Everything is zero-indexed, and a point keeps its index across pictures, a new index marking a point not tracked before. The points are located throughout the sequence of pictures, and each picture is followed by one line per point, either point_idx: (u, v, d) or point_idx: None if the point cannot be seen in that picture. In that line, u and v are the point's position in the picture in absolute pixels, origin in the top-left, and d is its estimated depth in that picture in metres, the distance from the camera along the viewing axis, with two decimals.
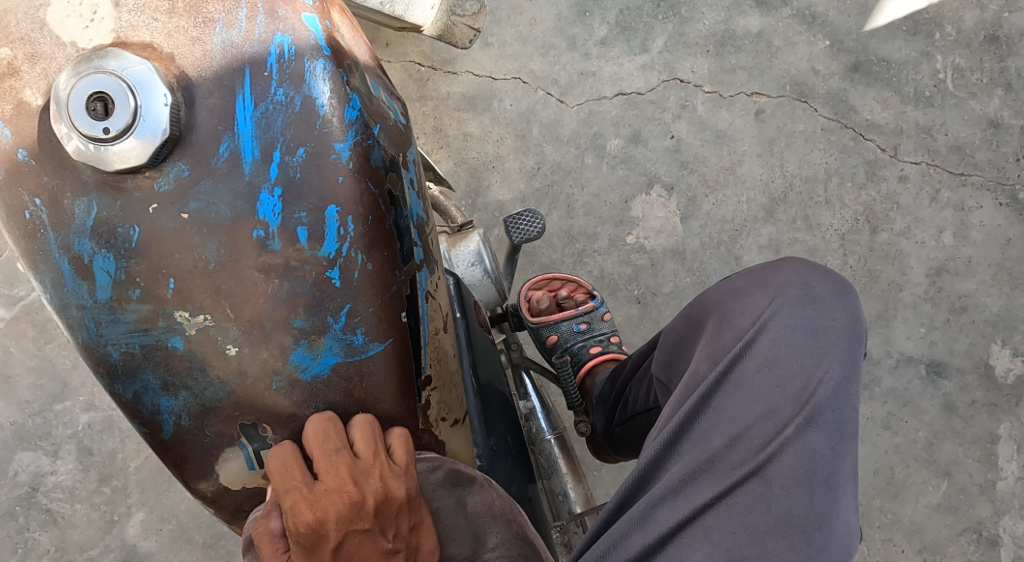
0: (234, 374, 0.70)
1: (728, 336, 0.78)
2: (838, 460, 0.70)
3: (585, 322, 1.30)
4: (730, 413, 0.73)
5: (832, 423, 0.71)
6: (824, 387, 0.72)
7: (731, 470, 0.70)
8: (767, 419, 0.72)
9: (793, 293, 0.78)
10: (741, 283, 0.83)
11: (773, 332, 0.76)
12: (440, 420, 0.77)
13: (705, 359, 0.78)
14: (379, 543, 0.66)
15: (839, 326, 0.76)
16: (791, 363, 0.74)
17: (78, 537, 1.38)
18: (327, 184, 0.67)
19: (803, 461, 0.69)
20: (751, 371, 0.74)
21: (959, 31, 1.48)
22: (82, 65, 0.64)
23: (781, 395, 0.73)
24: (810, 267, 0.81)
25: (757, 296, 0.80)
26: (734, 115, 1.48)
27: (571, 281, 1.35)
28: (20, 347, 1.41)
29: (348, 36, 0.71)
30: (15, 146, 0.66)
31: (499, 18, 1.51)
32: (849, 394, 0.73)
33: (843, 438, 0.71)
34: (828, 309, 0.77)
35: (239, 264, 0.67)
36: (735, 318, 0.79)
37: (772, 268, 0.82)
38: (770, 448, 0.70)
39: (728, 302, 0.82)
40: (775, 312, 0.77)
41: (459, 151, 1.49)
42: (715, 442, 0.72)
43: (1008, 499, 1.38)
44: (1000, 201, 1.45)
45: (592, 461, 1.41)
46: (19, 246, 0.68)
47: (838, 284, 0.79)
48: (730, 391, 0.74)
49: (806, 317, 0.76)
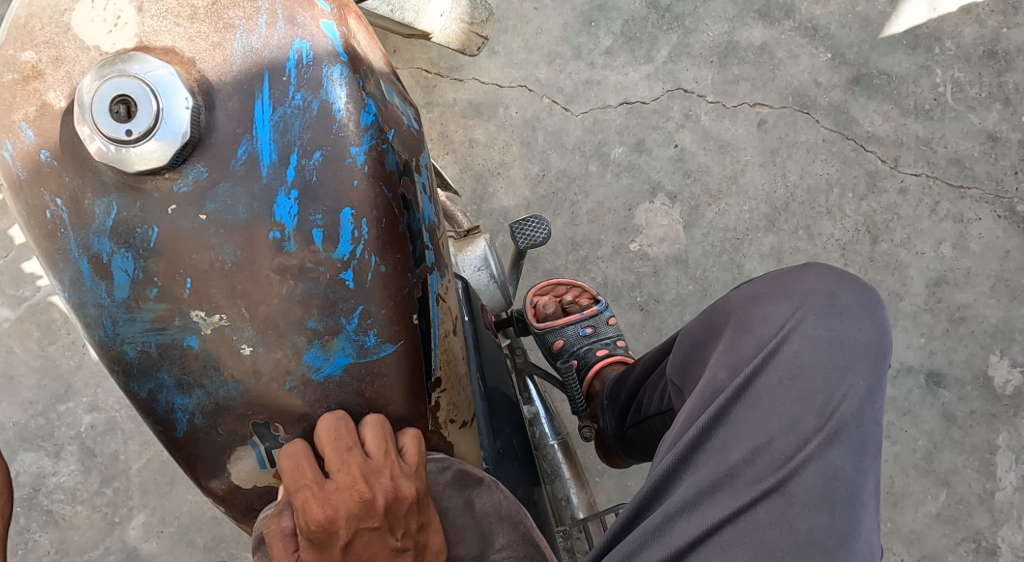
0: (249, 373, 0.71)
1: (749, 346, 0.79)
2: (860, 477, 0.71)
3: (591, 327, 1.31)
4: (750, 426, 0.74)
5: (854, 439, 0.72)
6: (847, 402, 0.74)
7: (749, 486, 0.71)
8: (789, 433, 0.73)
9: (818, 302, 0.80)
10: (764, 289, 0.84)
11: (796, 343, 0.77)
12: (448, 422, 0.78)
13: (725, 367, 0.79)
14: (388, 541, 0.67)
15: (863, 339, 0.77)
16: (814, 376, 0.75)
17: (79, 538, 1.38)
18: (343, 187, 0.68)
19: (825, 478, 0.70)
20: (773, 383, 0.75)
21: (958, 46, 1.50)
22: (106, 68, 0.65)
23: (804, 408, 0.74)
24: (836, 274, 0.83)
25: (780, 304, 0.81)
26: (737, 125, 1.50)
27: (575, 287, 1.37)
28: (25, 347, 1.42)
29: (364, 43, 0.72)
30: (39, 147, 0.68)
31: (506, 26, 1.53)
32: (870, 410, 0.74)
33: (865, 456, 0.72)
34: (853, 318, 0.79)
35: (255, 264, 0.69)
36: (756, 326, 0.80)
37: (797, 274, 0.84)
38: (792, 464, 0.71)
39: (750, 309, 0.83)
40: (799, 321, 0.78)
41: (465, 157, 1.50)
42: (735, 454, 0.73)
43: (1006, 509, 1.39)
44: (999, 213, 1.46)
45: (594, 467, 1.42)
46: (40, 245, 0.69)
47: (863, 294, 0.81)
48: (751, 402, 0.75)
49: (830, 328, 0.78)
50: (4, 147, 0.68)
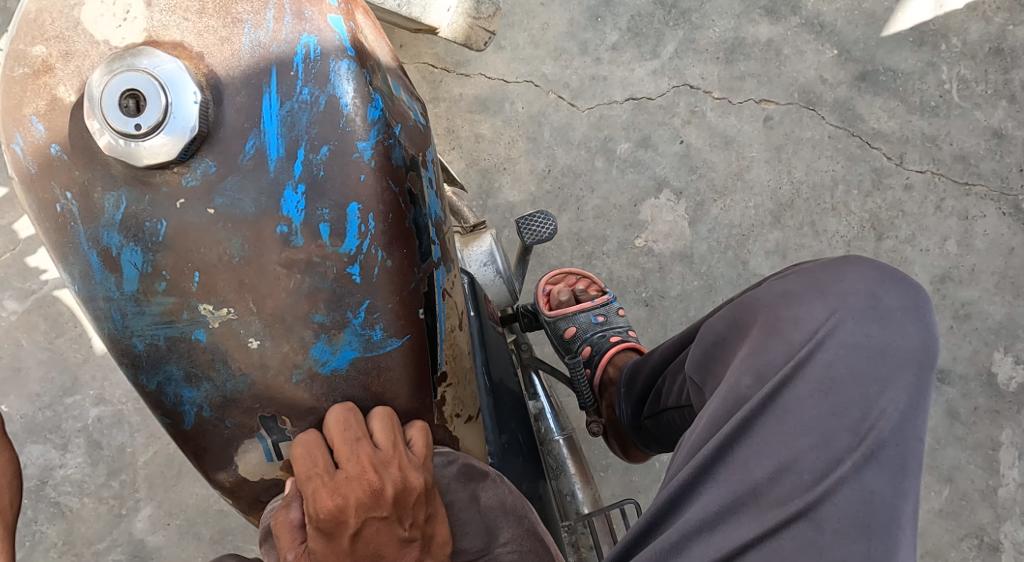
0: (256, 367, 0.71)
1: (778, 351, 0.76)
2: (899, 500, 0.68)
3: (602, 315, 1.30)
4: (777, 441, 0.71)
5: (893, 459, 0.69)
6: (886, 419, 0.70)
7: (774, 507, 0.69)
8: (819, 451, 0.70)
9: (856, 305, 0.76)
10: (797, 286, 0.80)
11: (830, 352, 0.74)
12: (453, 416, 0.79)
13: (751, 373, 0.76)
14: (395, 531, 0.68)
15: (905, 347, 0.74)
16: (849, 389, 0.72)
17: (86, 530, 1.39)
18: (350, 182, 0.68)
19: (860, 502, 0.68)
20: (804, 395, 0.72)
21: (964, 43, 1.50)
22: (115, 63, 0.66)
23: (837, 424, 0.71)
24: (878, 272, 0.78)
25: (814, 305, 0.77)
26: (743, 121, 1.50)
27: (585, 277, 1.37)
28: (32, 340, 1.43)
29: (371, 38, 0.73)
30: (49, 141, 0.68)
31: (512, 22, 1.53)
32: (912, 426, 0.71)
33: (905, 476, 0.69)
34: (896, 324, 0.75)
35: (262, 258, 0.69)
36: (787, 330, 0.77)
37: (835, 271, 0.80)
38: (822, 487, 0.69)
39: (779, 309, 0.79)
40: (835, 326, 0.75)
41: (471, 152, 1.51)
42: (759, 472, 0.71)
43: (1009, 505, 1.39)
44: (1004, 210, 1.46)
45: (598, 461, 1.43)
46: (50, 238, 0.70)
47: (908, 296, 0.77)
48: (778, 415, 0.72)
49: (870, 335, 0.74)
50: (15, 141, 0.69)
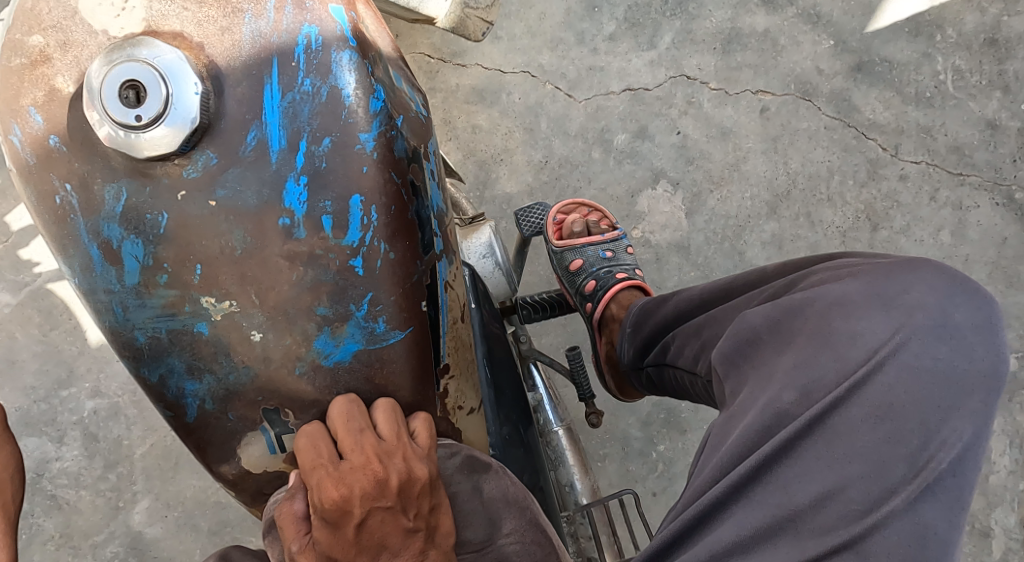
0: (258, 359, 0.71)
1: (829, 368, 0.69)
2: (952, 536, 0.63)
3: (610, 251, 1.34)
4: (822, 466, 0.67)
5: (949, 492, 0.64)
6: (947, 450, 0.64)
7: (815, 537, 0.65)
8: (870, 480, 0.65)
9: (923, 322, 0.68)
10: (856, 294, 0.72)
11: (890, 375, 0.67)
12: (456, 408, 0.79)
13: (797, 390, 0.70)
14: (400, 521, 0.67)
15: (976, 370, 0.66)
16: (909, 416, 0.65)
17: (83, 523, 1.39)
18: (352, 174, 0.68)
19: (912, 538, 0.63)
20: (856, 420, 0.66)
21: (959, 34, 1.50)
22: (114, 53, 0.65)
23: (891, 452, 0.65)
24: (950, 284, 0.70)
25: (875, 319, 0.70)
26: (739, 112, 1.50)
27: (598, 211, 1.40)
28: (27, 333, 1.43)
29: (372, 28, 0.72)
30: (48, 132, 0.67)
31: (509, 12, 1.52)
32: (974, 458, 0.64)
33: (960, 510, 0.64)
34: (966, 346, 0.67)
35: (264, 251, 0.69)
36: (841, 344, 0.70)
37: (899, 279, 0.71)
38: (871, 520, 0.64)
39: (833, 320, 0.72)
40: (898, 347, 0.67)
41: (468, 143, 1.50)
42: (801, 497, 0.67)
43: (1001, 493, 1.40)
44: (997, 200, 1.47)
45: (596, 452, 1.44)
46: (49, 231, 0.69)
47: (982, 311, 0.68)
48: (825, 439, 0.67)
49: (937, 357, 0.66)
50: (14, 132, 0.68)
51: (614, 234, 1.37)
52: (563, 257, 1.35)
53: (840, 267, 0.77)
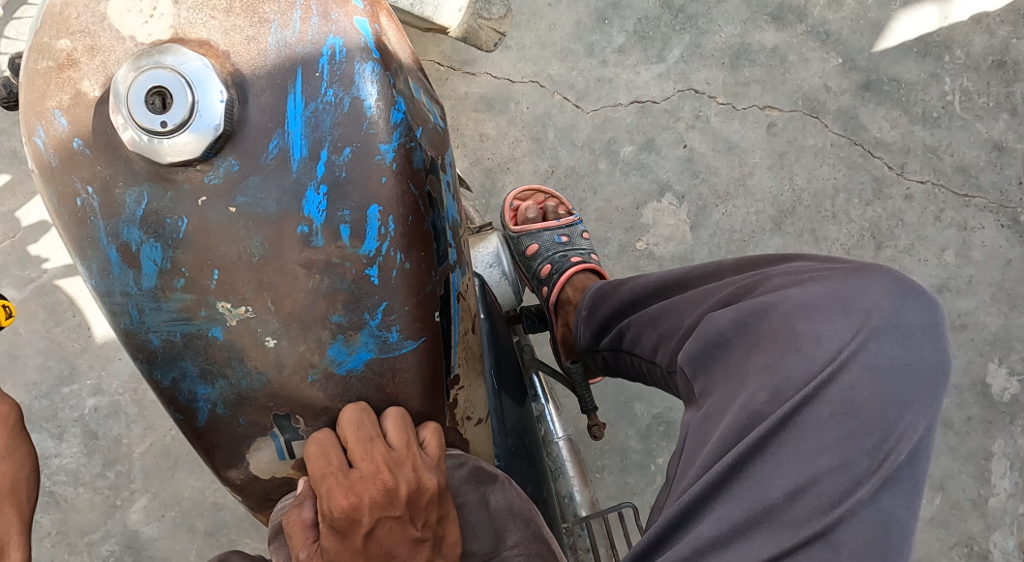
0: (272, 365, 0.72)
1: (797, 369, 0.72)
2: (910, 521, 0.67)
3: (566, 236, 1.39)
4: (794, 461, 0.69)
5: (906, 480, 0.68)
6: (904, 442, 0.68)
7: (790, 530, 0.67)
8: (838, 473, 0.68)
9: (880, 323, 0.72)
10: (818, 298, 0.75)
11: (853, 373, 0.70)
12: (464, 419, 0.79)
13: (767, 389, 0.72)
14: (408, 531, 0.68)
15: (925, 368, 0.71)
16: (870, 412, 0.69)
17: (80, 520, 1.39)
18: (371, 184, 0.69)
19: (876, 525, 0.66)
20: (823, 417, 0.70)
21: (968, 55, 1.51)
22: (141, 59, 0.65)
23: (856, 446, 0.68)
24: (900, 287, 0.74)
25: (837, 322, 0.73)
26: (746, 127, 1.51)
27: (554, 197, 1.44)
28: (30, 328, 1.43)
29: (394, 40, 0.73)
30: (71, 135, 0.68)
31: (519, 22, 1.53)
32: (926, 448, 0.69)
33: (916, 497, 0.68)
34: (916, 344, 0.72)
35: (282, 258, 0.69)
36: (807, 346, 0.73)
37: (857, 283, 0.75)
38: (840, 510, 0.67)
39: (797, 323, 0.74)
40: (859, 347, 0.71)
41: (475, 151, 1.51)
42: (775, 492, 0.69)
43: (998, 514, 1.41)
44: (1002, 222, 1.48)
45: (595, 463, 1.44)
46: (69, 232, 0.70)
47: (927, 313, 0.73)
48: (796, 435, 0.70)
49: (892, 357, 0.71)
50: (37, 134, 0.68)
51: (569, 219, 1.41)
52: (519, 242, 1.42)
53: (798, 272, 0.80)
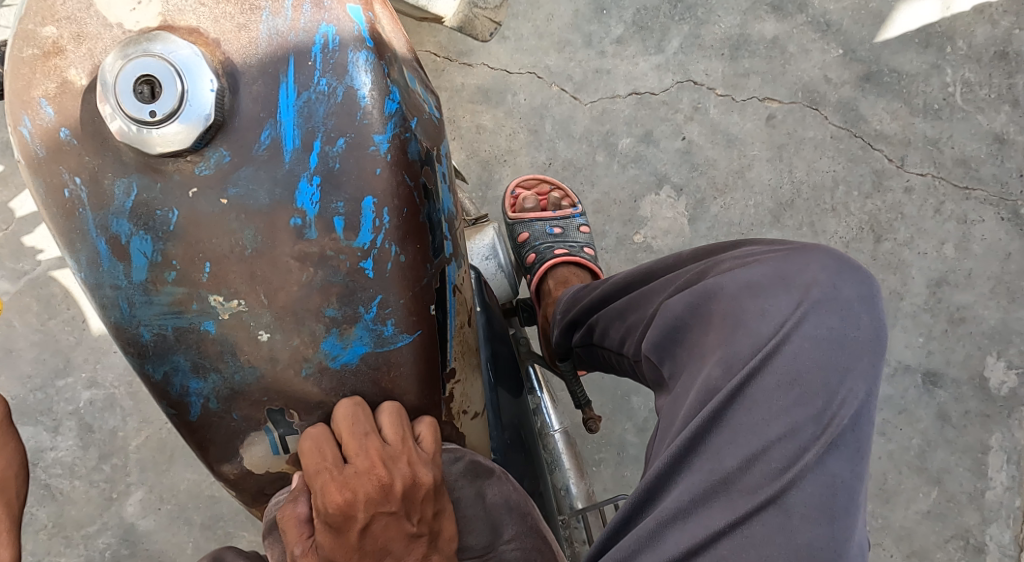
0: (265, 359, 0.71)
1: (744, 344, 0.74)
2: (856, 482, 0.70)
3: (559, 228, 1.39)
4: (746, 431, 0.71)
5: (851, 443, 0.71)
6: (846, 408, 0.71)
7: (745, 496, 0.69)
8: (787, 441, 0.70)
9: (819, 296, 0.75)
10: (761, 277, 0.78)
11: (796, 345, 0.73)
12: (460, 412, 0.78)
13: (719, 364, 0.75)
14: (403, 526, 0.67)
15: (863, 336, 0.74)
16: (813, 380, 0.72)
17: (76, 513, 1.38)
18: (365, 175, 0.67)
19: (824, 487, 0.69)
20: (770, 387, 0.72)
21: (969, 46, 1.50)
22: (129, 47, 0.64)
23: (802, 414, 0.71)
24: (837, 263, 0.77)
25: (779, 298, 0.76)
26: (746, 119, 1.49)
27: (559, 188, 1.44)
28: (24, 321, 1.42)
29: (388, 28, 0.71)
30: (58, 125, 0.67)
31: (516, 12, 1.52)
32: (867, 412, 0.72)
33: (860, 459, 0.71)
34: (853, 315, 0.74)
35: (275, 251, 0.68)
36: (752, 322, 0.75)
37: (796, 261, 0.78)
38: (790, 474, 0.69)
39: (744, 301, 0.77)
40: (800, 320, 0.74)
41: (472, 143, 1.50)
42: (730, 461, 0.71)
43: (995, 508, 1.40)
44: (1002, 215, 1.47)
45: (591, 456, 1.43)
46: (57, 224, 0.69)
47: (863, 286, 0.76)
48: (746, 406, 0.72)
49: (831, 327, 0.74)
50: (23, 123, 0.67)
51: (567, 212, 1.41)
52: (514, 228, 1.44)
53: (745, 253, 0.83)
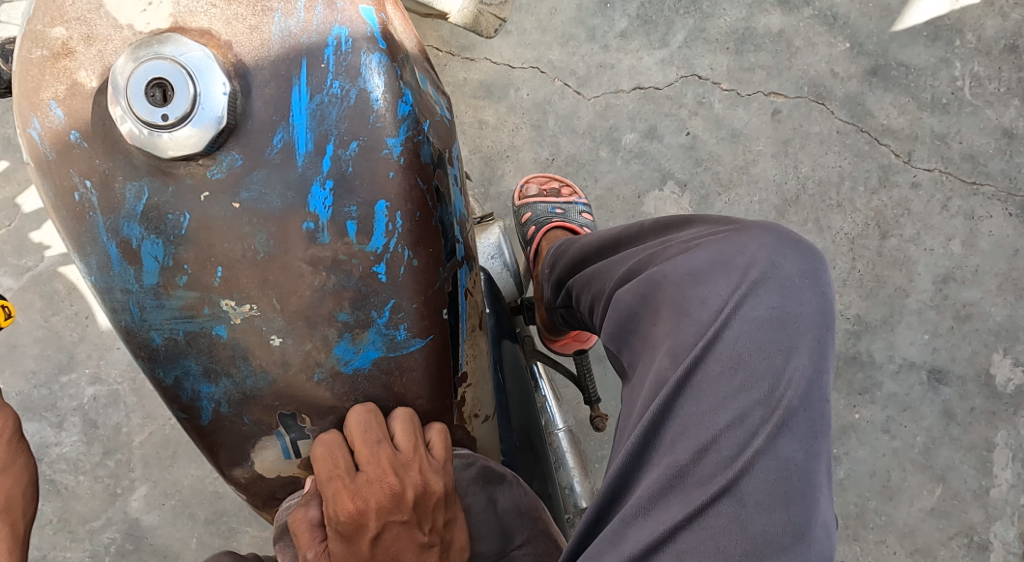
0: (277, 364, 0.70)
1: (688, 332, 0.73)
2: (811, 463, 0.67)
3: (561, 210, 1.38)
4: (695, 421, 0.70)
5: (804, 424, 0.68)
6: (794, 387, 0.68)
7: (700, 488, 0.67)
8: (735, 427, 0.68)
9: (758, 276, 0.73)
10: (702, 263, 0.77)
11: (736, 328, 0.71)
12: (472, 416, 0.78)
13: (667, 356, 0.74)
14: (415, 535, 0.67)
15: (808, 312, 0.71)
16: (756, 363, 0.70)
17: (81, 508, 1.38)
18: (378, 179, 0.67)
19: (776, 472, 0.66)
20: (715, 374, 0.70)
21: (979, 39, 1.49)
22: (140, 50, 0.63)
23: (748, 399, 0.69)
24: (776, 239, 0.76)
25: (718, 282, 0.74)
26: (751, 114, 1.48)
27: (567, 184, 1.43)
28: (27, 317, 1.41)
29: (400, 29, 0.70)
30: (68, 127, 0.66)
31: (520, 6, 1.50)
32: (819, 389, 0.69)
33: (815, 438, 0.68)
34: (796, 290, 0.72)
35: (287, 255, 0.67)
36: (694, 310, 0.74)
37: (734, 242, 0.77)
38: (740, 463, 0.67)
39: (686, 290, 0.76)
40: (739, 303, 0.72)
41: (475, 139, 1.49)
42: (682, 454, 0.69)
43: (1000, 506, 1.40)
44: (1010, 211, 1.46)
45: (595, 453, 1.43)
46: (66, 227, 0.68)
47: (806, 260, 0.74)
48: (694, 395, 0.70)
49: (772, 306, 0.71)
50: (32, 125, 0.66)
51: (569, 198, 1.41)
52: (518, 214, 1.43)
53: (690, 238, 0.82)
